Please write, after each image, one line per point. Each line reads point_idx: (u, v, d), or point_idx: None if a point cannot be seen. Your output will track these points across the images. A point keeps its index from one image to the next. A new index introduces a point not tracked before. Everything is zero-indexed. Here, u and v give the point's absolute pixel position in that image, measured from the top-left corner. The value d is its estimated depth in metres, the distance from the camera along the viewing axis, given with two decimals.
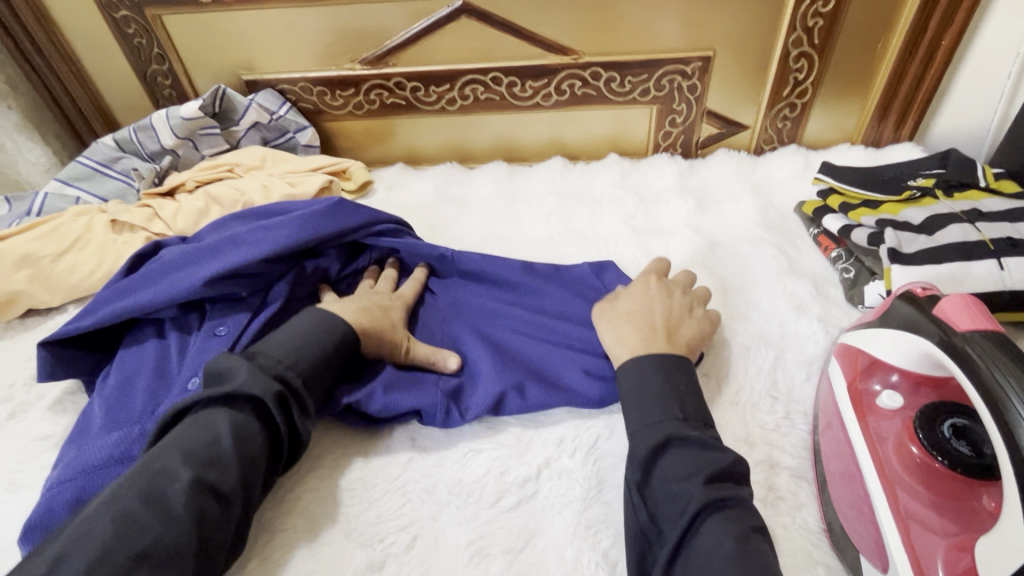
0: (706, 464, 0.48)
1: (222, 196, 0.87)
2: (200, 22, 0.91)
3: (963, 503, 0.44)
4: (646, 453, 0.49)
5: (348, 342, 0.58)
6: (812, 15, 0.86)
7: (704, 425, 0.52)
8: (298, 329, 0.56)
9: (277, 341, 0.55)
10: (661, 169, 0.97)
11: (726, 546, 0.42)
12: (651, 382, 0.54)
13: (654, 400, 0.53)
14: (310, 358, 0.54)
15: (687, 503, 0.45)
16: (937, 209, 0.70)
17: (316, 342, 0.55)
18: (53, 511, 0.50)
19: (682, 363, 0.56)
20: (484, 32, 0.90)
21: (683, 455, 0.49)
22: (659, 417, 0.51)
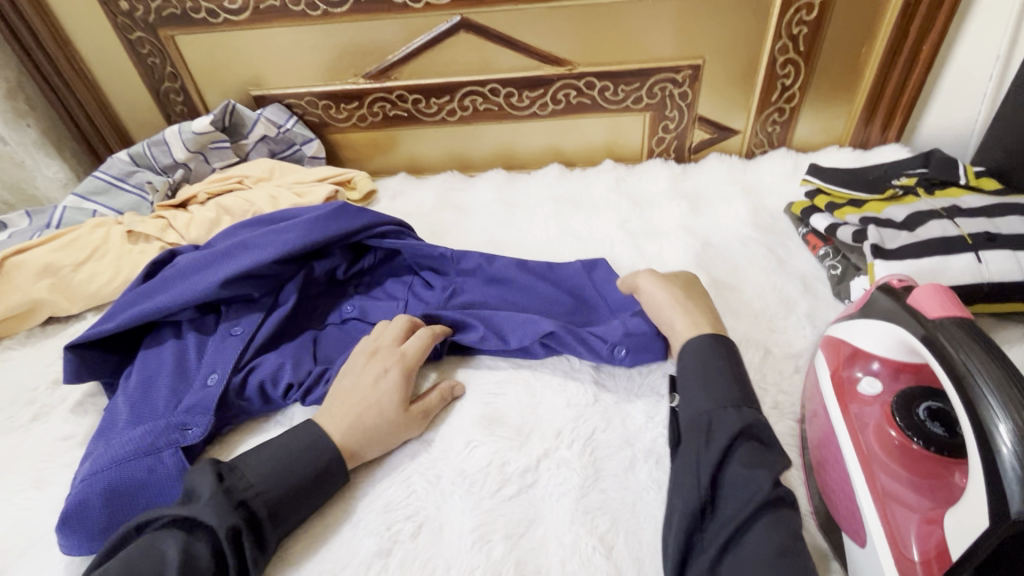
0: (773, 459, 0.49)
1: (233, 206, 0.91)
2: (210, 41, 0.95)
3: (939, 482, 0.46)
4: (727, 440, 0.50)
5: (333, 466, 0.56)
6: (796, 24, 0.90)
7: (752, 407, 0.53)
8: (283, 444, 0.56)
9: (256, 457, 0.55)
10: (655, 173, 1.00)
11: (785, 536, 0.44)
12: (722, 365, 0.56)
13: (725, 387, 0.54)
14: (283, 487, 0.53)
15: (761, 491, 0.46)
16: (919, 206, 0.73)
17: (293, 465, 0.54)
18: (87, 499, 0.54)
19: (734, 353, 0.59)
20: (481, 46, 0.94)
21: (755, 449, 0.50)
22: (740, 407, 0.52)
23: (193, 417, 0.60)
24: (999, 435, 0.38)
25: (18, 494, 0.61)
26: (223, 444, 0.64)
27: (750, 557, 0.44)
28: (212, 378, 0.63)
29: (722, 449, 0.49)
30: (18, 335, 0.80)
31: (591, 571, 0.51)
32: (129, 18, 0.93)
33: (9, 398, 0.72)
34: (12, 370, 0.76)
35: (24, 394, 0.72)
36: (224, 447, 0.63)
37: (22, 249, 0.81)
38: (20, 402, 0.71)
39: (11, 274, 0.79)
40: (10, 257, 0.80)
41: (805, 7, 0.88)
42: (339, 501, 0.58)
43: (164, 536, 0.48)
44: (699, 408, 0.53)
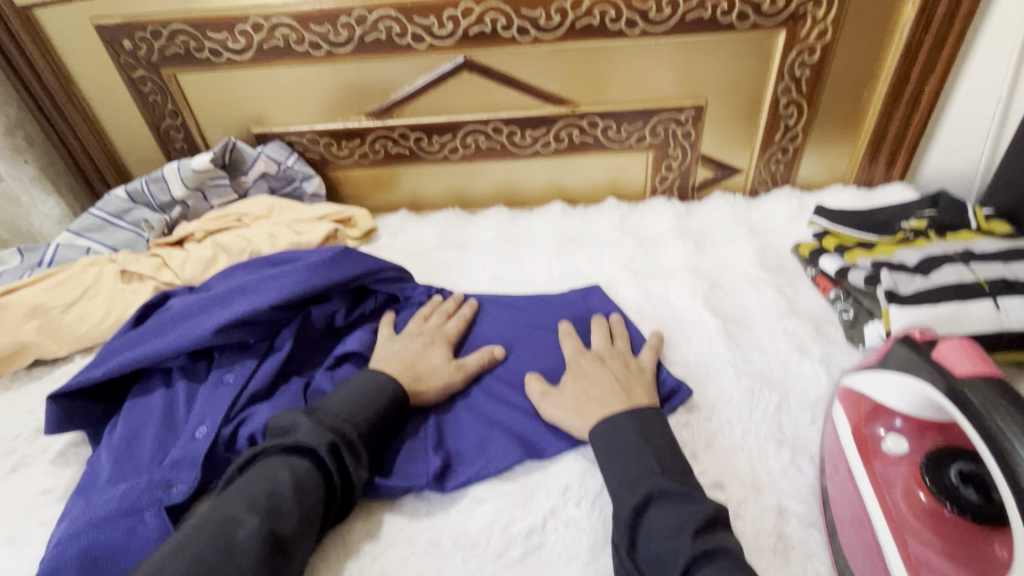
0: (693, 515, 0.48)
1: (230, 244, 0.89)
2: (212, 79, 0.95)
3: (975, 551, 0.44)
4: (636, 514, 0.49)
5: (401, 393, 0.62)
6: (799, 66, 0.90)
7: (674, 473, 0.52)
8: (355, 383, 0.61)
9: (336, 396, 0.59)
10: (659, 212, 0.99)
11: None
12: (625, 438, 0.55)
13: (633, 458, 0.53)
14: (369, 410, 0.58)
15: (676, 561, 0.45)
16: (932, 250, 0.71)
17: (370, 399, 0.59)
18: (63, 564, 0.51)
19: (653, 416, 0.57)
20: (484, 85, 0.93)
21: (666, 515, 0.49)
22: (646, 476, 0.52)
23: (178, 474, 0.57)
24: None
25: None
26: None
27: None
28: (201, 430, 0.60)
29: (627, 526, 0.49)
30: (2, 379, 0.77)
31: None
32: (132, 57, 0.93)
33: None
34: None
35: (4, 443, 0.69)
36: None
37: (11, 290, 0.79)
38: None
39: None
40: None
41: (807, 50, 0.88)
42: (333, 563, 0.54)
43: (271, 462, 0.52)
44: (612, 489, 0.53)
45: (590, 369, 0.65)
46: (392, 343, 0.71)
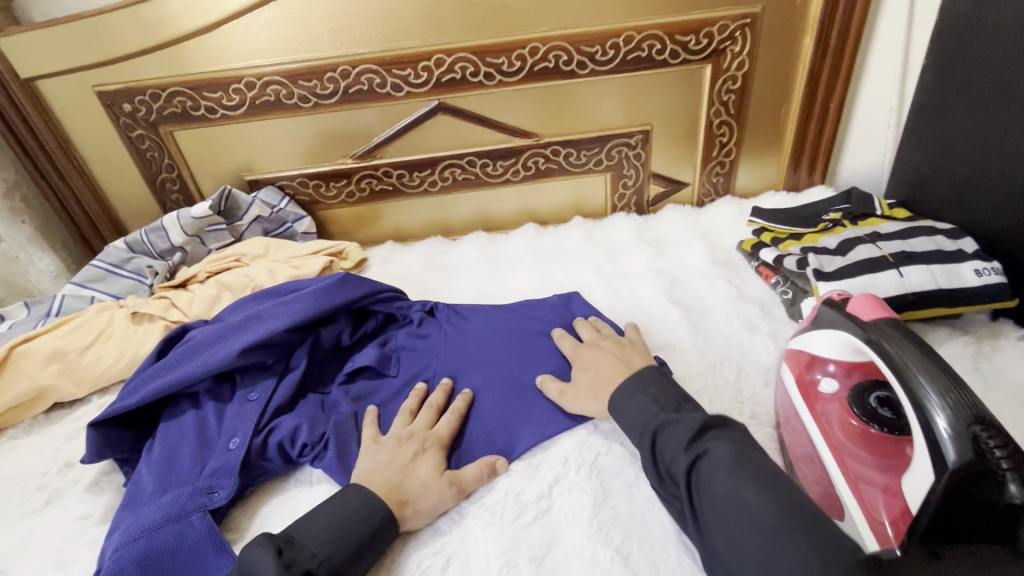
0: (690, 431, 0.55)
1: (233, 282, 0.96)
2: (207, 134, 1.03)
3: (897, 458, 0.55)
4: (650, 444, 0.57)
5: (387, 522, 0.58)
6: (725, 92, 1.05)
7: (668, 408, 0.60)
8: (336, 508, 0.58)
9: (308, 528, 0.56)
10: (620, 225, 1.12)
11: (719, 474, 0.50)
12: (628, 396, 0.63)
13: (636, 407, 0.61)
14: (342, 551, 0.55)
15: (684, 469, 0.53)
16: (848, 234, 0.86)
17: (354, 527, 0.56)
18: (123, 569, 0.55)
19: (648, 373, 0.65)
20: (457, 124, 1.05)
21: (672, 435, 0.56)
22: (647, 417, 0.59)
23: (219, 480, 0.62)
24: (930, 407, 0.47)
25: None
26: (248, 503, 0.66)
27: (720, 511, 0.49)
28: (235, 441, 0.66)
29: (650, 460, 0.57)
30: (23, 424, 0.81)
31: None
32: (130, 118, 1.01)
33: (20, 485, 0.72)
34: (21, 458, 0.76)
35: (35, 480, 0.73)
36: (248, 508, 0.65)
37: (28, 338, 0.83)
38: (31, 488, 0.72)
39: (17, 363, 0.81)
40: (16, 346, 0.82)
41: (731, 79, 1.04)
42: None
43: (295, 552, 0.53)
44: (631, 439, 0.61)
45: (591, 359, 0.74)
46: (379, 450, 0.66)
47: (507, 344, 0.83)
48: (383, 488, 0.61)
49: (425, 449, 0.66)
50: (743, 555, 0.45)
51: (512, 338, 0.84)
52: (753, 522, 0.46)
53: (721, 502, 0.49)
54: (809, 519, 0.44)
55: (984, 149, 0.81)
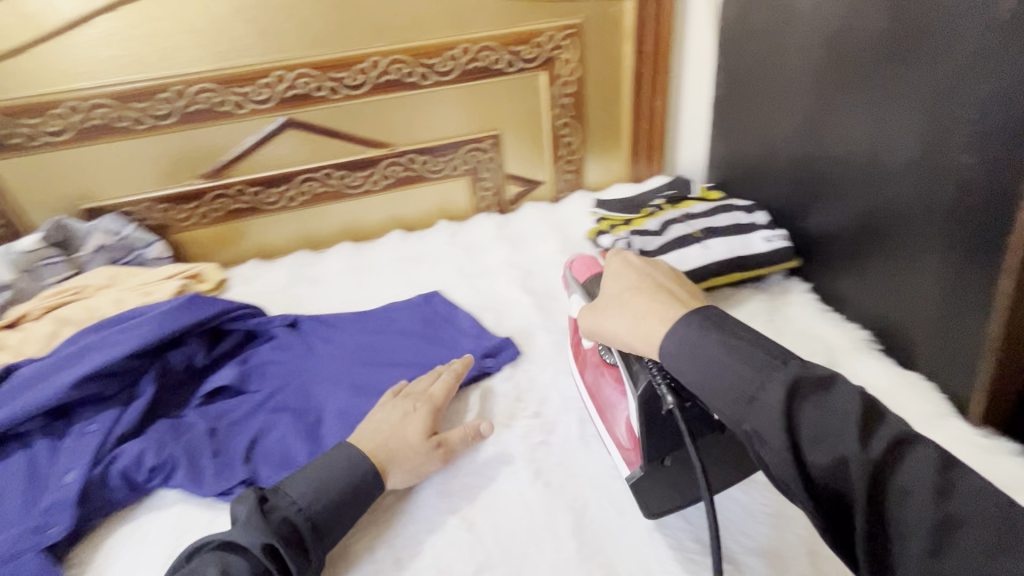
0: (826, 402, 0.40)
1: (74, 316, 0.91)
2: (30, 163, 0.97)
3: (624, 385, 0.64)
4: (776, 404, 0.40)
5: (370, 479, 0.61)
6: (562, 96, 1.15)
7: (784, 365, 0.42)
8: (336, 459, 0.62)
9: (298, 477, 0.60)
10: (483, 225, 1.19)
11: (845, 430, 0.38)
12: (718, 348, 0.44)
13: (718, 365, 0.44)
14: (326, 500, 0.58)
15: (852, 449, 0.37)
16: (667, 216, 0.97)
17: (279, 500, 0.57)
18: None
19: (721, 316, 0.47)
20: (309, 138, 1.06)
21: (821, 409, 0.39)
22: (775, 368, 0.42)
23: (51, 516, 0.60)
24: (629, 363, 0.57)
25: None
26: (89, 537, 0.64)
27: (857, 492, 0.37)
28: (69, 475, 0.63)
29: (779, 423, 0.39)
30: None
31: (457, 544, 0.60)
32: None
33: None
34: None
35: None
36: (90, 542, 0.63)
37: None
38: None
39: None
40: None
41: (565, 83, 1.14)
42: None
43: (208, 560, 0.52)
44: (731, 410, 0.43)
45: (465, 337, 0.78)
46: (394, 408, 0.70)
47: (370, 349, 0.86)
48: (371, 446, 0.64)
49: (415, 409, 0.69)
50: (926, 539, 0.34)
51: (371, 341, 0.88)
52: (917, 495, 0.35)
53: (888, 476, 0.36)
54: (963, 478, 0.36)
55: (782, 123, 0.92)
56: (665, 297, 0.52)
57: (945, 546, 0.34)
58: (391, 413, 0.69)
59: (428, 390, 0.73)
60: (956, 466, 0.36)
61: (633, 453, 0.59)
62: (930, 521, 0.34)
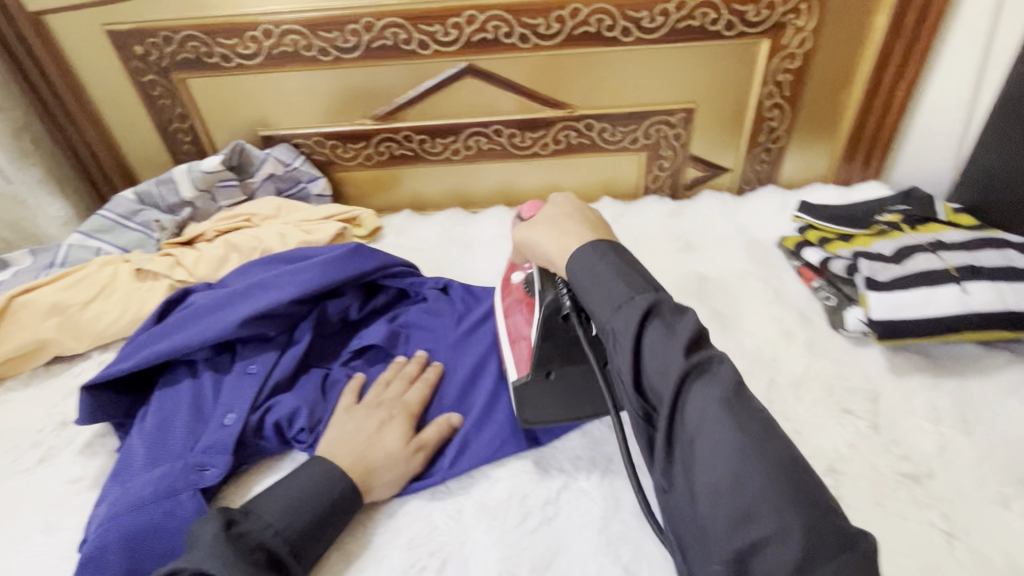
0: (683, 337, 0.42)
1: (241, 244, 0.92)
2: (221, 84, 0.98)
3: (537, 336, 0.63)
4: (630, 341, 0.44)
5: (349, 496, 0.57)
6: (781, 71, 0.96)
7: (659, 292, 0.47)
8: (297, 484, 0.56)
9: (270, 499, 0.54)
10: (651, 210, 1.05)
11: (734, 447, 0.38)
12: (605, 267, 0.49)
13: (617, 285, 0.47)
14: (299, 523, 0.53)
15: (670, 376, 0.41)
16: (906, 241, 0.77)
17: (305, 512, 0.54)
18: (107, 545, 0.53)
19: (618, 249, 0.51)
20: (486, 90, 0.98)
21: (735, 427, 0.39)
22: (645, 294, 0.46)
23: (211, 458, 0.59)
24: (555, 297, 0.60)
25: (27, 541, 0.60)
26: (240, 480, 0.63)
27: (688, 441, 0.40)
28: (230, 417, 0.63)
29: (627, 362, 0.43)
30: (21, 376, 0.79)
31: None
32: (142, 62, 0.95)
33: (14, 440, 0.71)
34: (17, 411, 0.75)
35: (29, 436, 0.71)
36: (240, 487, 0.63)
37: (29, 289, 0.80)
38: (25, 445, 0.70)
39: (18, 314, 0.79)
40: (17, 296, 0.79)
41: (789, 57, 0.95)
42: (362, 535, 0.58)
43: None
44: (602, 322, 0.47)
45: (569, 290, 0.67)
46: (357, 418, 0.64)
47: None
48: (348, 461, 0.59)
49: (391, 418, 0.63)
50: (780, 564, 0.34)
51: None
52: (755, 479, 0.37)
53: (742, 491, 0.37)
54: (818, 500, 0.36)
55: None
56: (576, 218, 0.56)
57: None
58: (363, 421, 0.63)
59: (402, 396, 0.66)
60: (833, 513, 0.36)
61: (524, 364, 0.63)
62: (779, 506, 0.36)
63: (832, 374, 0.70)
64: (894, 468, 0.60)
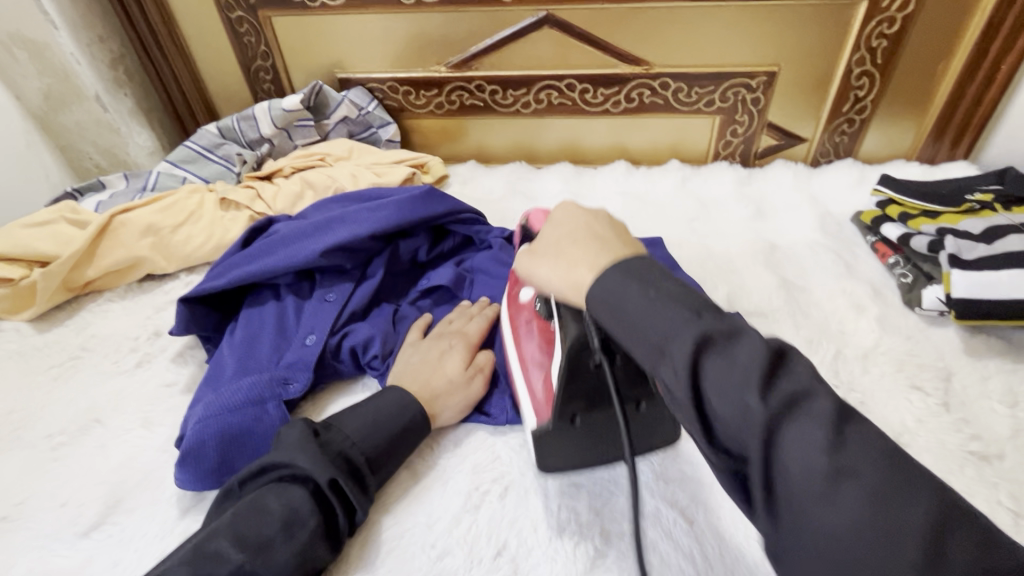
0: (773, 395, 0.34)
1: (317, 181, 0.95)
2: (304, 24, 1.00)
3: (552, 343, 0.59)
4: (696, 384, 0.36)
5: (419, 422, 0.60)
6: (877, 36, 0.91)
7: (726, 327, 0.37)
8: (376, 404, 0.59)
9: (351, 415, 0.58)
10: (720, 176, 1.03)
11: (734, 377, 0.34)
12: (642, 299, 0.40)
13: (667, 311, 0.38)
14: (377, 439, 0.57)
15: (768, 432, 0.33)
16: (997, 221, 0.74)
17: (381, 430, 0.57)
18: (204, 440, 0.58)
19: (601, 218, 0.50)
20: (564, 42, 0.97)
21: (726, 361, 0.35)
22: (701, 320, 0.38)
23: (294, 373, 0.64)
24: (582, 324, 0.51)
25: (129, 433, 0.66)
26: (318, 398, 0.68)
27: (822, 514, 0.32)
28: (310, 338, 0.67)
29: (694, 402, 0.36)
30: (117, 289, 0.85)
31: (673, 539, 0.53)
32: None
33: (114, 346, 0.77)
34: (116, 320, 0.81)
35: (127, 343, 0.77)
36: (317, 404, 0.67)
37: (126, 209, 0.86)
38: (124, 350, 0.76)
39: (117, 231, 0.84)
40: (116, 215, 0.85)
41: (888, 20, 0.89)
42: (428, 459, 0.62)
43: (290, 481, 0.51)
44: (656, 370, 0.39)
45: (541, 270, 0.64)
46: (420, 350, 0.67)
47: None
48: (415, 388, 0.62)
49: (452, 346, 0.67)
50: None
51: None
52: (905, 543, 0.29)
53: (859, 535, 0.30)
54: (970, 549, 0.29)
55: None
56: (593, 245, 0.47)
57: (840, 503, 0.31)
58: (428, 353, 0.66)
59: (462, 328, 0.70)
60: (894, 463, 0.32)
61: (545, 407, 0.56)
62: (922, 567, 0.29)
63: (901, 351, 0.69)
64: (962, 445, 0.60)
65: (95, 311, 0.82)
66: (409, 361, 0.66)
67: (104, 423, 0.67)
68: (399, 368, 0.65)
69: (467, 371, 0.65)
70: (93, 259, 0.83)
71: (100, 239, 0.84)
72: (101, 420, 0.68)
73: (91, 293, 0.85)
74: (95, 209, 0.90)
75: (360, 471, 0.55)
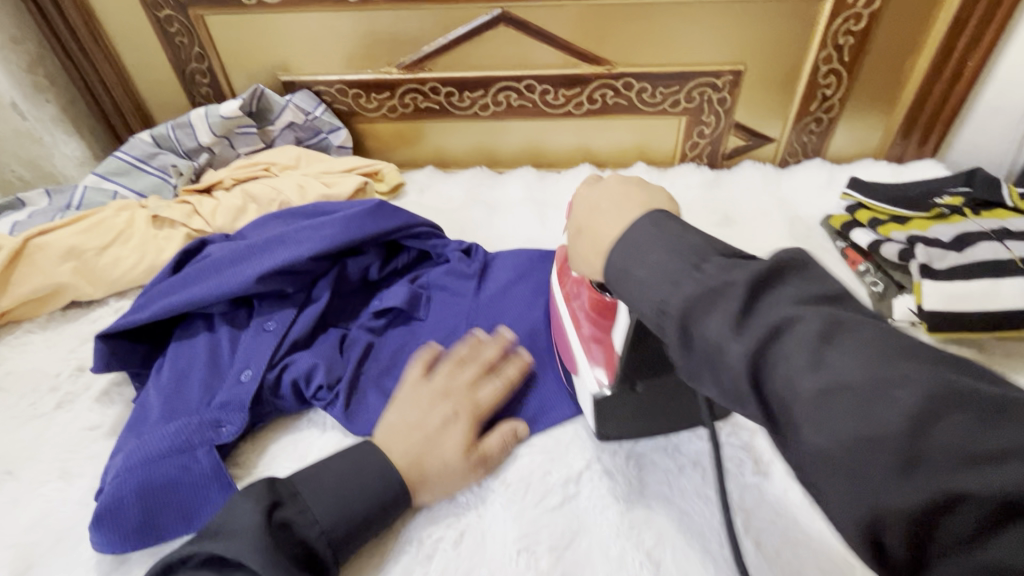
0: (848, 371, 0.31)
1: (260, 194, 0.88)
2: (241, 22, 0.93)
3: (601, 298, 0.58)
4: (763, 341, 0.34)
5: (398, 501, 0.53)
6: (843, 33, 0.88)
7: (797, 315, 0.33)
8: (347, 470, 0.53)
9: (321, 492, 0.52)
10: (688, 179, 0.99)
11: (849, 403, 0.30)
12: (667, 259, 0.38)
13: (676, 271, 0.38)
14: (345, 525, 0.51)
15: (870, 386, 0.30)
16: (968, 226, 0.72)
17: (355, 509, 0.51)
18: (123, 497, 0.52)
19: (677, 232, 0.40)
20: (521, 40, 0.92)
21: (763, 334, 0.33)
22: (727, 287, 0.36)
23: (226, 415, 0.58)
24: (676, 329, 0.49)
25: (44, 486, 0.59)
26: (256, 439, 0.62)
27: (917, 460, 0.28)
28: (246, 374, 0.61)
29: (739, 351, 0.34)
30: (38, 319, 0.78)
31: None
32: None
33: (31, 385, 0.70)
34: (34, 355, 0.74)
35: (47, 381, 0.70)
36: (257, 445, 0.62)
37: (45, 231, 0.78)
38: (43, 390, 0.69)
39: (34, 256, 0.77)
40: (32, 238, 0.77)
41: (854, 17, 0.86)
42: None
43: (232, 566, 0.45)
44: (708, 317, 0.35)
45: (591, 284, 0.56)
46: (414, 404, 0.59)
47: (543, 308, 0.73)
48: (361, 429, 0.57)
49: (457, 415, 0.58)
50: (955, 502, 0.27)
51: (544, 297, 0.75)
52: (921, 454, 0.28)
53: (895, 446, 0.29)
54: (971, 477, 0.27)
55: None
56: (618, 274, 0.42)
57: (926, 511, 0.27)
58: None
59: (475, 388, 0.60)
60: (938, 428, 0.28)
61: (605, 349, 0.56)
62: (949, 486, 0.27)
63: None
64: None
65: (12, 345, 0.75)
66: (394, 420, 0.58)
67: (17, 475, 0.61)
68: (386, 433, 0.57)
69: (470, 455, 0.56)
70: (7, 288, 0.75)
71: (16, 265, 0.76)
72: (13, 472, 0.61)
73: (8, 325, 0.77)
74: (11, 231, 0.82)
75: (319, 557, 0.49)
